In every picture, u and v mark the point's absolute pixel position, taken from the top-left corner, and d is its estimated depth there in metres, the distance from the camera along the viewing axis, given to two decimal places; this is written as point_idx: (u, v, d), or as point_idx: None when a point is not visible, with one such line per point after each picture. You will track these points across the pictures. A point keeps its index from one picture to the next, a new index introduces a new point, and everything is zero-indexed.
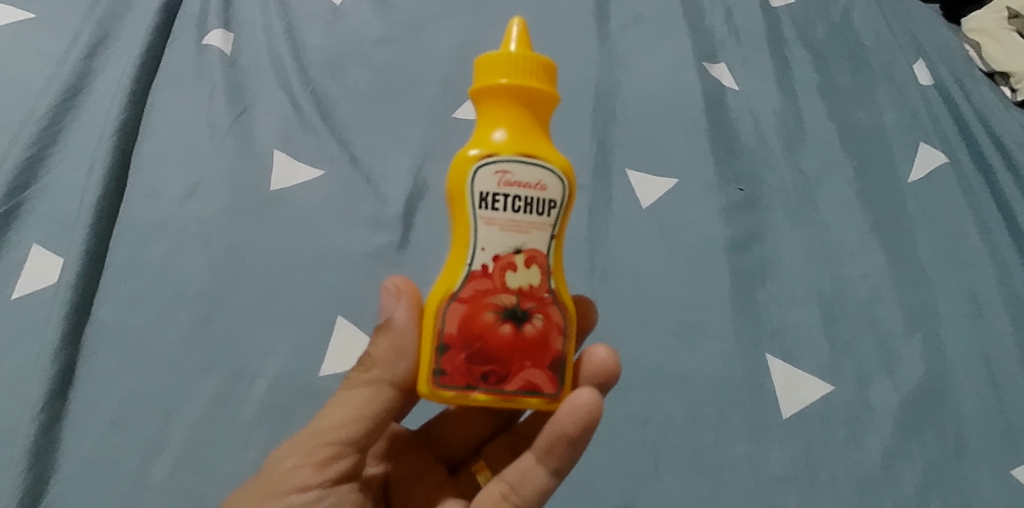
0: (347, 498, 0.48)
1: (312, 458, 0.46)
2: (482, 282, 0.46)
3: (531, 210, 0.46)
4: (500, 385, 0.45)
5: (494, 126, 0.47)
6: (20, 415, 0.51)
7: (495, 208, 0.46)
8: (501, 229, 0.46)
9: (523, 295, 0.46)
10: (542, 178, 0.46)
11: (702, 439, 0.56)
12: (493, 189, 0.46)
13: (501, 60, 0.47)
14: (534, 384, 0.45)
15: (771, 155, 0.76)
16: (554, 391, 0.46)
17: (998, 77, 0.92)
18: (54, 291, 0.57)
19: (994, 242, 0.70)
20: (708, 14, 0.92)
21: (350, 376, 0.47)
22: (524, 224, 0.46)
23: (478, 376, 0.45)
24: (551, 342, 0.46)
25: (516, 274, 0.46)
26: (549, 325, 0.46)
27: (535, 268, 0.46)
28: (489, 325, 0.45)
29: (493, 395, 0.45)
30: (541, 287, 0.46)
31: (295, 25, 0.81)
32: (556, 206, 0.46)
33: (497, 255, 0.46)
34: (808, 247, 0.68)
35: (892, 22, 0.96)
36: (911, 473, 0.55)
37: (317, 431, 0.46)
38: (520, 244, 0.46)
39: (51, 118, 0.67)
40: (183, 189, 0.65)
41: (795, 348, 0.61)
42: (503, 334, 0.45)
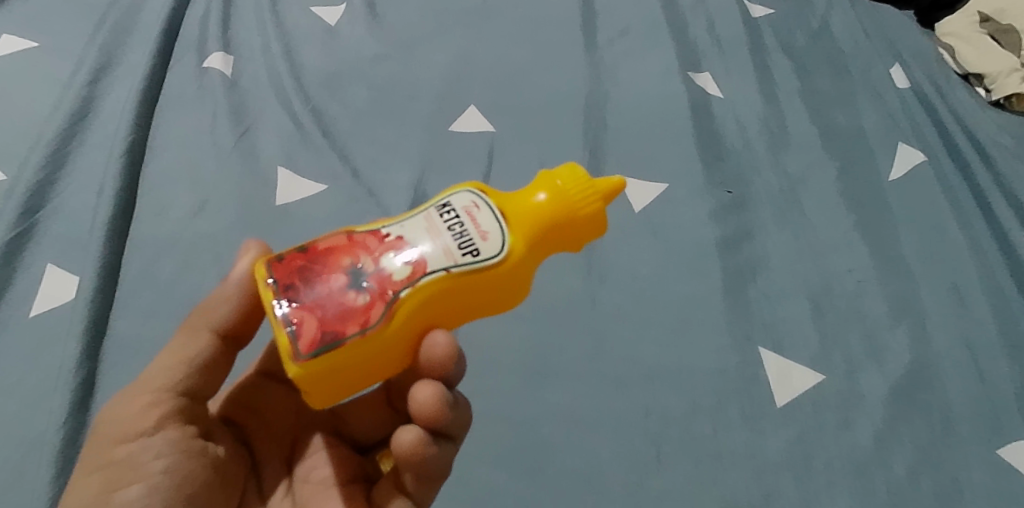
0: (177, 444, 0.47)
1: (133, 406, 0.47)
2: (371, 238, 0.43)
3: (456, 241, 0.42)
4: (286, 301, 0.41)
5: (540, 192, 0.44)
6: (43, 427, 0.53)
7: (441, 215, 0.43)
8: (426, 228, 0.42)
9: (377, 273, 0.42)
10: (490, 235, 0.42)
11: (702, 428, 0.58)
12: (458, 207, 0.43)
13: (583, 172, 0.45)
14: (299, 328, 0.40)
15: (757, 158, 0.79)
16: (304, 352, 0.40)
17: (973, 79, 0.96)
18: (71, 308, 0.59)
19: (973, 234, 0.73)
20: (692, 25, 0.95)
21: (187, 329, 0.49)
22: (439, 239, 0.42)
23: (286, 283, 0.42)
24: (349, 322, 0.40)
25: (392, 256, 0.42)
26: (363, 311, 0.41)
27: (408, 267, 0.41)
28: (336, 265, 0.42)
29: (274, 303, 0.41)
30: (394, 283, 0.41)
31: (293, 46, 0.84)
32: (474, 258, 0.41)
33: (401, 236, 0.42)
34: (795, 245, 0.71)
35: (868, 29, 1.00)
36: (902, 455, 0.57)
37: (142, 378, 0.48)
38: (419, 244, 0.42)
39: (59, 141, 0.69)
40: (190, 207, 0.67)
41: (786, 341, 0.63)
42: (332, 280, 0.42)
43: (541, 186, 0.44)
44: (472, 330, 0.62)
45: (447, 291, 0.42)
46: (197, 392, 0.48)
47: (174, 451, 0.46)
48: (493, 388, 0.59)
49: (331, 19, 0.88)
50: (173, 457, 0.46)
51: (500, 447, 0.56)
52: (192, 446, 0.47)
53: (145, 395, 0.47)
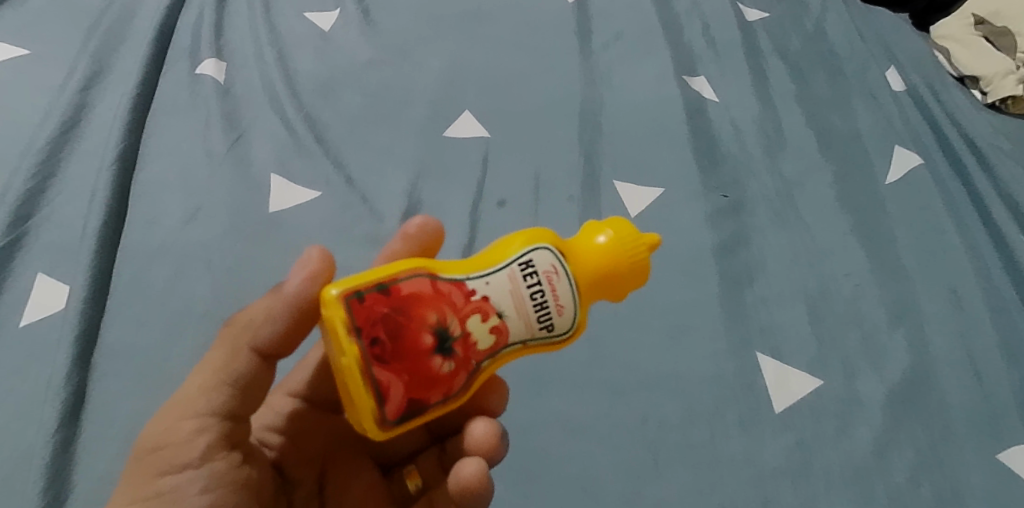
0: (223, 476, 0.45)
1: (175, 433, 0.44)
2: (456, 293, 0.41)
3: (537, 312, 0.41)
4: (373, 360, 0.39)
5: (599, 235, 0.44)
6: (33, 439, 0.53)
7: (524, 277, 0.41)
8: (512, 293, 0.41)
9: (463, 337, 0.40)
10: (568, 309, 0.42)
11: (699, 435, 0.58)
12: (542, 270, 0.41)
13: (635, 227, 0.45)
14: (388, 395, 0.39)
15: (752, 162, 0.78)
16: (389, 419, 0.39)
17: (969, 81, 0.96)
18: (62, 317, 0.58)
19: (970, 237, 0.73)
20: (687, 30, 0.95)
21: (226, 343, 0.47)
22: (523, 309, 0.41)
23: (371, 337, 0.39)
24: (434, 389, 0.40)
25: (478, 321, 0.41)
26: (447, 378, 0.40)
27: (492, 337, 0.41)
28: (422, 322, 0.40)
29: (361, 359, 0.38)
30: (477, 353, 0.41)
31: (286, 52, 0.84)
32: (549, 333, 0.42)
33: (487, 296, 0.41)
34: (792, 249, 0.70)
35: (863, 32, 1.00)
36: (901, 460, 0.57)
37: (180, 401, 0.45)
38: (505, 311, 0.41)
39: (50, 149, 0.69)
40: (183, 214, 0.67)
41: (784, 346, 0.63)
42: (420, 339, 0.40)
43: (600, 231, 0.44)
44: None
45: (515, 357, 0.42)
46: (239, 414, 0.46)
47: (219, 484, 0.45)
48: None
49: (324, 25, 0.88)
50: (220, 490, 0.44)
51: None
52: (235, 475, 0.46)
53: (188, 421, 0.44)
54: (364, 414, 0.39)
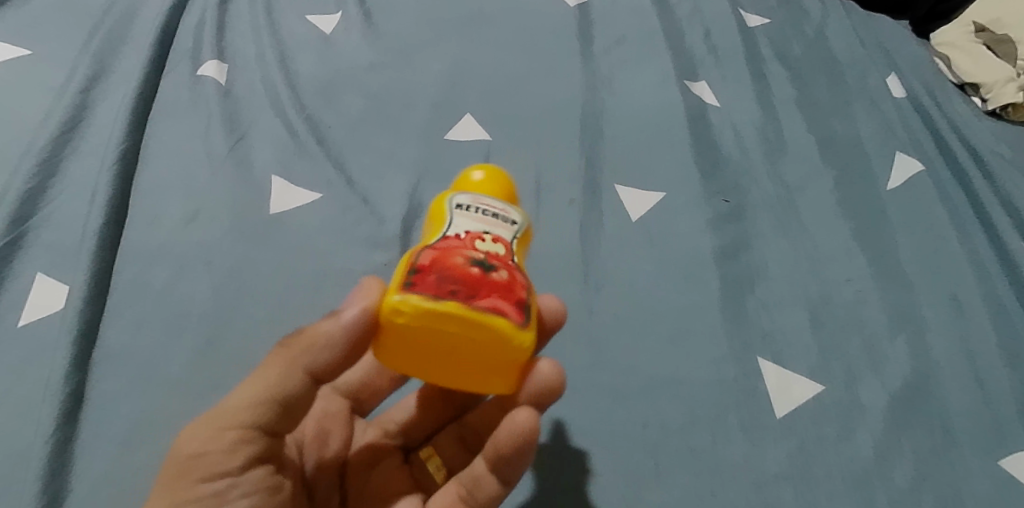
0: (261, 484, 0.47)
1: (217, 442, 0.45)
2: (453, 242, 0.46)
3: (499, 219, 0.48)
4: (467, 300, 0.42)
5: (475, 173, 0.52)
6: (30, 439, 0.52)
7: (469, 210, 0.48)
8: (475, 222, 0.47)
9: (490, 257, 0.45)
10: (506, 207, 0.48)
11: (701, 440, 0.57)
12: (467, 201, 0.48)
13: (500, 169, 0.54)
14: (500, 307, 0.43)
15: (753, 167, 0.78)
16: (519, 321, 0.43)
17: (969, 89, 0.96)
18: (61, 317, 0.58)
19: (972, 244, 0.73)
20: (688, 35, 0.95)
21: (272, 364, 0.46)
22: (490, 222, 0.47)
23: (449, 291, 0.42)
24: (516, 289, 0.44)
25: (484, 242, 0.46)
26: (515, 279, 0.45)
27: (500, 243, 0.46)
28: (459, 265, 0.44)
29: (460, 305, 0.42)
30: (506, 256, 0.46)
31: (287, 55, 0.84)
32: (518, 225, 0.48)
33: (467, 231, 0.46)
34: (793, 255, 0.70)
35: (864, 39, 1.00)
36: (903, 467, 0.57)
37: (222, 411, 0.45)
38: (487, 230, 0.47)
39: (51, 149, 0.68)
40: (183, 216, 0.66)
41: (785, 351, 0.63)
42: (471, 273, 0.43)
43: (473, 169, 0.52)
44: None
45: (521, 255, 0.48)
46: (281, 427, 0.47)
47: (257, 490, 0.46)
48: None
49: (326, 28, 0.88)
50: (258, 496, 0.46)
51: None
52: (271, 482, 0.47)
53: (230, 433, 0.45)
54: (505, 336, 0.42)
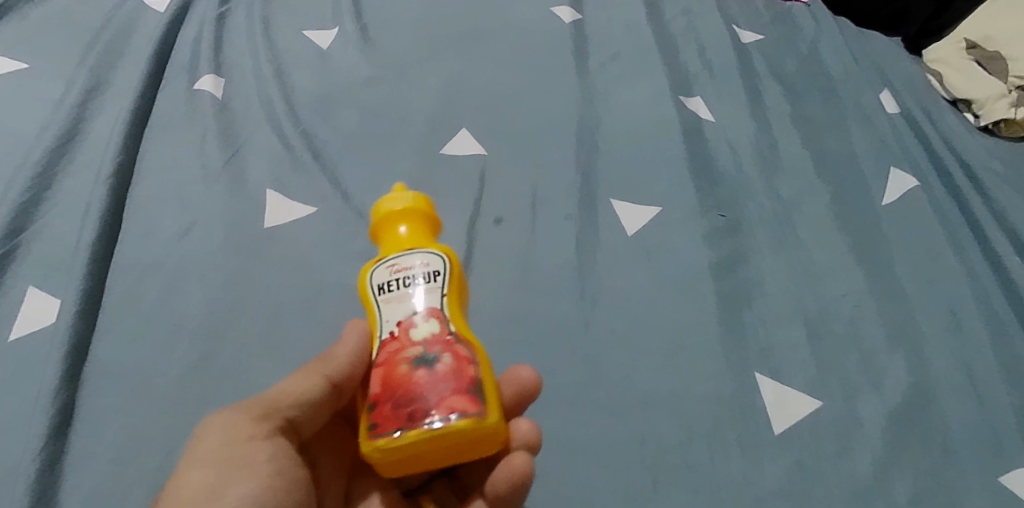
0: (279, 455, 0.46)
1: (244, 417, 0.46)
2: (392, 345, 0.46)
3: (415, 283, 0.47)
4: (423, 418, 0.42)
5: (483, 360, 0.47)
6: (18, 455, 0.51)
7: (391, 291, 0.47)
8: (400, 304, 0.47)
9: (428, 342, 0.45)
10: (428, 259, 0.48)
11: (698, 457, 0.57)
12: (387, 277, 0.48)
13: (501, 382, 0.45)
14: (455, 407, 0.42)
15: (749, 182, 0.79)
16: (478, 409, 0.43)
17: (961, 105, 0.97)
18: (52, 331, 0.57)
19: (967, 259, 0.73)
20: (683, 51, 0.95)
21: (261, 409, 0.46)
22: (411, 293, 0.47)
23: (404, 416, 0.43)
24: (465, 370, 0.44)
25: (418, 328, 0.46)
26: (459, 359, 0.44)
27: (433, 319, 0.46)
28: (404, 377, 0.44)
29: (420, 429, 0.42)
30: (443, 331, 0.46)
31: (284, 70, 0.84)
32: (438, 279, 0.47)
33: (400, 320, 0.46)
34: (789, 269, 0.70)
35: (858, 55, 1.01)
36: (903, 484, 0.56)
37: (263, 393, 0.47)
38: (414, 307, 0.46)
39: (45, 162, 0.68)
40: (178, 229, 0.66)
41: (783, 367, 0.63)
42: (418, 378, 0.44)
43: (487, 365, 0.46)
44: None
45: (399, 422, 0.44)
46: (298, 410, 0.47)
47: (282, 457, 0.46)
48: None
49: (323, 43, 0.88)
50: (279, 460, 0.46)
51: None
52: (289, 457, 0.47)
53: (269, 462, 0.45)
54: (471, 428, 0.42)
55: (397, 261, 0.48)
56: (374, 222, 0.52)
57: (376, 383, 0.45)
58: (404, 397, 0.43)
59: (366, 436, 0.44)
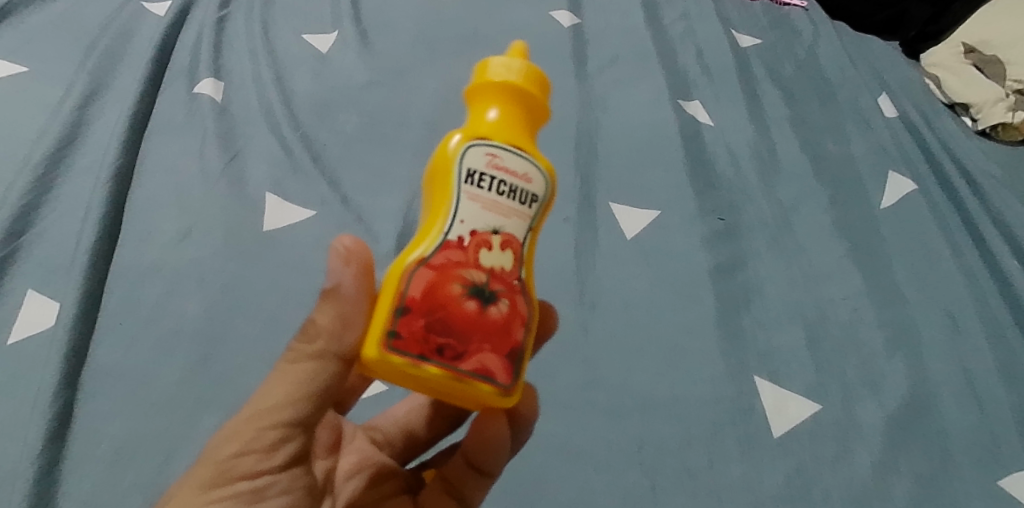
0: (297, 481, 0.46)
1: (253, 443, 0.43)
2: (455, 253, 0.40)
3: (514, 198, 0.41)
4: (454, 362, 0.39)
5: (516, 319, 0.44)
6: (17, 458, 0.51)
7: (480, 186, 0.41)
8: (483, 207, 0.41)
9: (494, 276, 0.40)
10: (530, 172, 0.42)
11: (697, 460, 0.57)
12: (482, 167, 0.41)
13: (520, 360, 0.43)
14: (488, 369, 0.39)
15: (748, 185, 0.79)
16: (507, 383, 0.40)
17: (959, 109, 0.97)
18: (51, 335, 0.57)
19: (966, 262, 0.73)
20: (681, 55, 0.96)
21: (264, 439, 0.43)
22: (505, 207, 0.41)
23: (433, 348, 0.39)
24: (513, 331, 0.40)
25: (490, 254, 0.40)
26: (513, 313, 0.41)
27: (510, 253, 0.41)
28: (453, 298, 0.39)
29: (445, 372, 0.39)
30: (512, 273, 0.41)
31: (284, 74, 0.84)
32: (537, 203, 0.42)
33: (476, 230, 0.40)
34: (788, 273, 0.70)
35: (855, 60, 1.01)
36: (902, 487, 0.56)
37: (266, 413, 0.43)
38: (499, 225, 0.41)
39: (44, 166, 0.68)
40: (176, 233, 0.66)
41: (781, 370, 0.63)
42: (466, 310, 0.39)
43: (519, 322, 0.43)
44: None
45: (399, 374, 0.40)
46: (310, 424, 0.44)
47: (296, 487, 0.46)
48: None
49: (322, 47, 0.88)
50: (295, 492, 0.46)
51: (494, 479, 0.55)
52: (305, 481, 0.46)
53: (280, 498, 0.45)
54: (491, 398, 0.40)
55: (499, 154, 0.41)
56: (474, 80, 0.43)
57: (418, 285, 0.40)
58: (445, 325, 0.39)
59: (382, 340, 0.39)
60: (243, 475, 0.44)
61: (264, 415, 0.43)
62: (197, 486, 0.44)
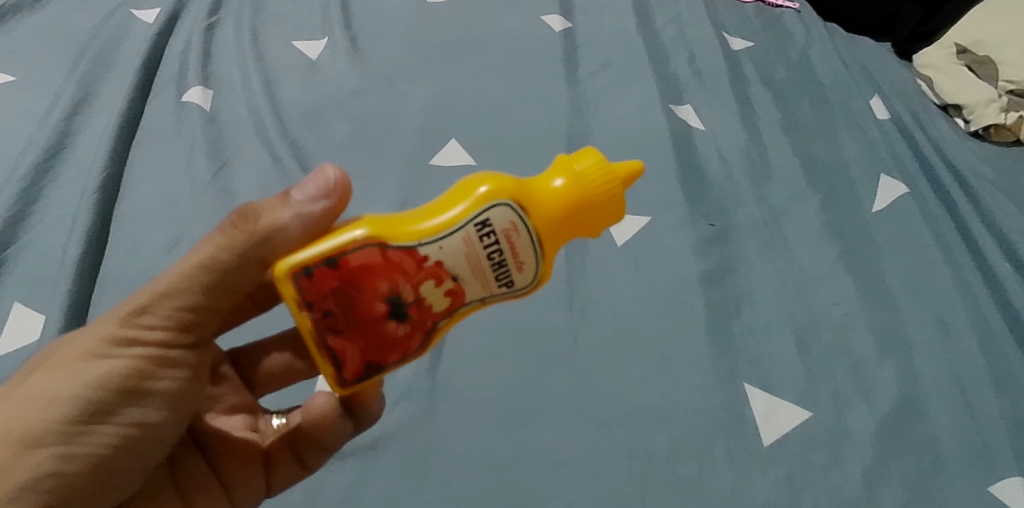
0: (170, 391, 0.44)
1: (150, 321, 0.41)
2: (408, 262, 0.40)
3: (495, 269, 0.41)
4: (326, 331, 0.40)
5: None
6: None
7: (480, 238, 0.40)
8: (466, 256, 0.40)
9: (419, 303, 0.41)
10: (525, 261, 0.41)
11: (687, 469, 0.57)
12: (495, 228, 0.40)
13: None
14: (342, 360, 0.41)
15: (739, 190, 0.79)
16: (348, 379, 0.42)
17: (951, 110, 0.97)
18: (36, 348, 0.57)
19: (957, 266, 0.73)
20: (673, 59, 0.95)
21: (163, 314, 0.41)
22: (481, 270, 0.41)
23: (323, 310, 0.40)
24: (389, 352, 0.42)
25: (433, 288, 0.40)
26: (405, 339, 0.41)
27: (449, 300, 0.41)
28: (374, 291, 0.40)
29: (313, 329, 0.40)
30: (434, 315, 0.41)
31: (273, 81, 0.83)
32: (508, 289, 0.42)
33: (441, 262, 0.40)
34: (779, 278, 0.70)
35: (847, 62, 1.01)
36: (892, 494, 0.56)
37: (171, 287, 0.41)
38: (461, 275, 0.40)
39: (31, 177, 0.68)
40: (164, 244, 0.66)
41: (772, 377, 0.62)
42: (373, 307, 0.40)
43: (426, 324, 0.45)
44: (450, 367, 0.61)
45: None
46: (201, 314, 0.42)
47: (163, 400, 0.43)
48: (473, 427, 0.58)
49: (312, 54, 0.88)
50: (161, 404, 0.43)
51: (481, 489, 0.55)
52: (181, 395, 0.44)
53: (161, 386, 0.43)
54: (328, 377, 0.42)
55: (519, 232, 0.41)
56: (574, 156, 0.43)
57: (362, 257, 0.40)
58: (347, 301, 0.40)
59: (297, 268, 0.40)
60: (131, 345, 0.41)
61: (166, 295, 0.41)
62: (82, 342, 0.42)
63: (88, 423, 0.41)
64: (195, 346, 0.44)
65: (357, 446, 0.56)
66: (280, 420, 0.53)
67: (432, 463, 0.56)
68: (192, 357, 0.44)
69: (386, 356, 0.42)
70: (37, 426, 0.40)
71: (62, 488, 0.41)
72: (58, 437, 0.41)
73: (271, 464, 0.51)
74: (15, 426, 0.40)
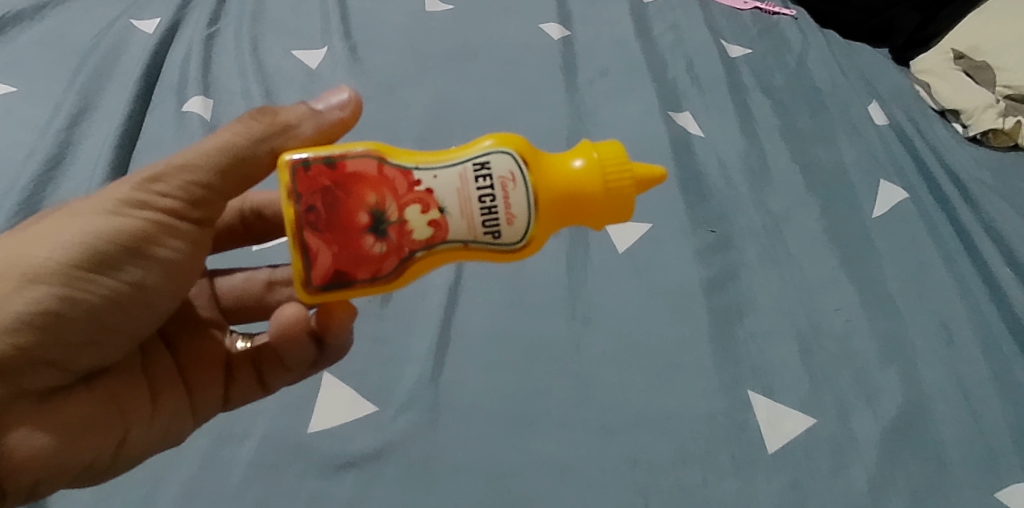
0: (163, 265, 0.47)
1: (165, 189, 0.45)
2: (401, 182, 0.43)
3: (484, 213, 0.43)
4: (306, 227, 0.42)
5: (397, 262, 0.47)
6: None
7: (476, 179, 0.43)
8: (458, 191, 0.43)
9: (400, 225, 0.43)
10: (517, 215, 0.43)
11: (691, 477, 0.56)
12: (495, 176, 0.43)
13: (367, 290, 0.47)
14: (313, 261, 0.43)
15: (739, 196, 0.79)
16: (315, 286, 0.43)
17: (949, 115, 0.97)
18: None
19: (958, 270, 0.73)
20: (671, 66, 0.96)
21: (176, 184, 0.45)
22: (469, 210, 0.43)
23: (308, 206, 0.42)
24: (359, 266, 0.43)
25: (418, 214, 0.43)
26: (376, 259, 0.43)
27: (429, 231, 0.43)
28: (360, 202, 0.43)
29: (294, 223, 0.42)
30: (412, 243, 0.43)
31: (273, 90, 0.83)
32: (495, 240, 0.43)
33: (431, 191, 0.43)
34: (780, 284, 0.70)
35: (845, 68, 1.01)
36: (898, 500, 0.56)
37: (191, 158, 0.46)
38: (449, 208, 0.43)
39: (32, 187, 0.67)
40: None
41: (775, 384, 0.62)
42: (355, 215, 0.43)
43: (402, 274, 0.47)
44: (452, 376, 0.61)
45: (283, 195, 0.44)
46: (209, 194, 0.46)
47: (158, 267, 0.46)
48: (476, 436, 0.58)
49: (312, 63, 0.88)
50: (155, 272, 0.46)
51: (484, 498, 0.55)
52: (176, 271, 0.47)
53: (162, 253, 0.46)
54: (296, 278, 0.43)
55: (515, 184, 0.43)
56: (588, 144, 0.45)
57: (358, 166, 0.43)
58: (332, 204, 0.43)
59: (297, 159, 0.43)
60: (142, 208, 0.45)
61: (183, 167, 0.45)
62: (97, 202, 0.45)
63: (92, 273, 0.44)
64: (200, 224, 0.47)
65: (360, 456, 0.56)
66: (245, 343, 0.56)
67: (435, 471, 0.55)
68: (195, 235, 0.47)
69: (355, 272, 0.43)
70: (41, 264, 0.43)
71: (55, 327, 0.44)
72: (58, 278, 0.43)
73: (233, 375, 0.55)
74: (21, 261, 0.43)
